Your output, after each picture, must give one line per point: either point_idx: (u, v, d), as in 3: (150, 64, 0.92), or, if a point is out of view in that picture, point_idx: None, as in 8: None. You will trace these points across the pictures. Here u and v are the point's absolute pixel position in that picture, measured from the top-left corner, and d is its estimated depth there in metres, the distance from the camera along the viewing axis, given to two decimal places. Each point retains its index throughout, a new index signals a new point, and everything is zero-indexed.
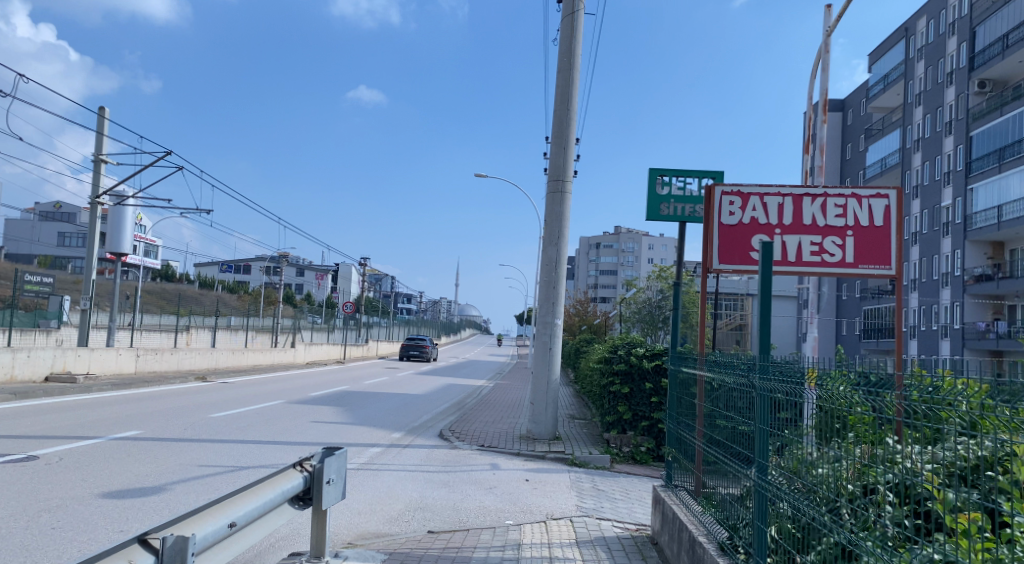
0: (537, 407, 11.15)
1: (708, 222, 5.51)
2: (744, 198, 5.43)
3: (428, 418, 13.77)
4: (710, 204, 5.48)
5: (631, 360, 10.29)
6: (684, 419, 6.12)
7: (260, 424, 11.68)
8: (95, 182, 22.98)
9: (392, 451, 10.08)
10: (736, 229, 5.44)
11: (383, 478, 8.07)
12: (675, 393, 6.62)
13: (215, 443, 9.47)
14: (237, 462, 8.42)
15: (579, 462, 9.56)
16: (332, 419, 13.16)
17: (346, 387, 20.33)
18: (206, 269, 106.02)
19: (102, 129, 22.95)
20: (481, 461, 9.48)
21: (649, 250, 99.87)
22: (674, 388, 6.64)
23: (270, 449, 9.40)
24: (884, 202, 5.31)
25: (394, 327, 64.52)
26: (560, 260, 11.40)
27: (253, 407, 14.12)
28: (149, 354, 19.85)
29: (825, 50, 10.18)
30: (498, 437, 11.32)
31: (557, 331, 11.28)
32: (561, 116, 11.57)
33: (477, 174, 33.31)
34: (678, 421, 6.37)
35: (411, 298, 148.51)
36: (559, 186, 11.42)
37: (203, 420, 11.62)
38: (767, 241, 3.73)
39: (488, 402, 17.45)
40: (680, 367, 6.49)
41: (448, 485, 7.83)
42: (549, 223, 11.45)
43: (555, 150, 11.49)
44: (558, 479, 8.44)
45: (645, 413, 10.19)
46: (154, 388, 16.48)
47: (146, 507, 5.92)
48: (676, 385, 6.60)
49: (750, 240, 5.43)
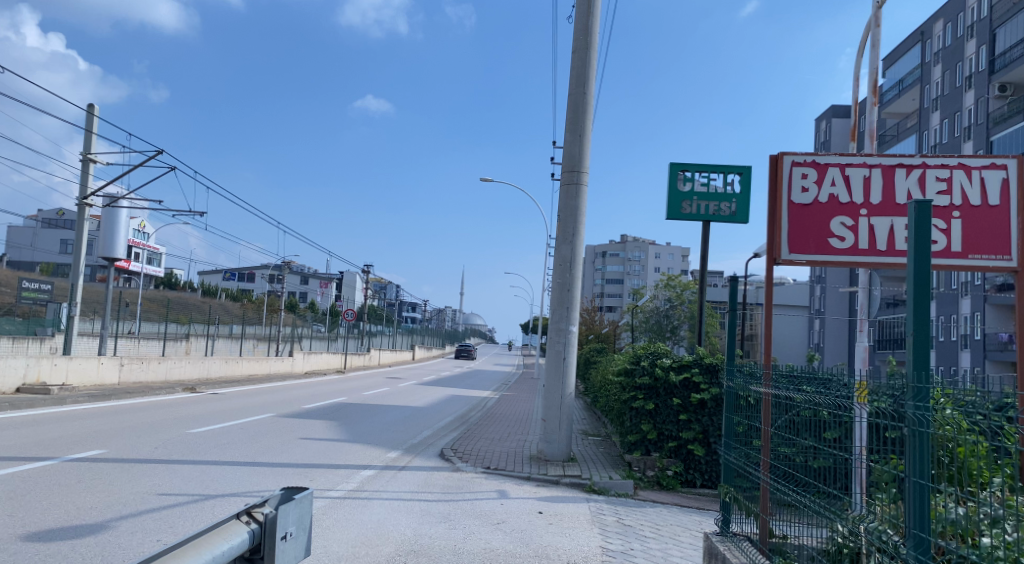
0: (549, 424, 9.99)
1: (774, 202, 4.39)
2: (821, 170, 4.32)
3: (429, 434, 12.63)
4: (777, 177, 4.37)
5: (655, 372, 9.18)
6: (747, 449, 4.96)
7: (242, 442, 10.51)
8: (84, 183, 22.04)
9: (386, 474, 8.89)
10: (810, 210, 4.32)
11: (372, 510, 6.94)
12: (731, 418, 5.46)
13: (185, 466, 8.30)
14: (204, 490, 7.26)
15: (598, 489, 8.42)
16: (324, 435, 12.01)
17: (344, 399, 19.21)
18: (210, 276, 105.45)
19: (92, 127, 22.16)
20: (487, 488, 8.30)
21: (656, 259, 98.92)
22: (729, 410, 5.45)
23: (248, 473, 8.26)
24: (1000, 174, 4.21)
25: (399, 335, 63.48)
26: (575, 259, 10.30)
27: (238, 422, 12.96)
28: (135, 364, 18.74)
29: (875, 24, 9.02)
30: (505, 458, 10.12)
31: (571, 341, 10.20)
32: (577, 100, 10.51)
33: (484, 178, 32.52)
34: (736, 451, 5.21)
35: (414, 307, 148.03)
36: (575, 178, 10.36)
37: (180, 437, 10.50)
38: (917, 205, 2.54)
39: (495, 416, 16.25)
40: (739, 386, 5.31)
41: (448, 520, 6.65)
42: (563, 217, 10.33)
43: (570, 139, 10.47)
44: (576, 511, 7.26)
45: (672, 432, 9.06)
46: (135, 400, 15.36)
47: (73, 556, 4.81)
48: (734, 408, 5.41)
49: (828, 224, 4.31)
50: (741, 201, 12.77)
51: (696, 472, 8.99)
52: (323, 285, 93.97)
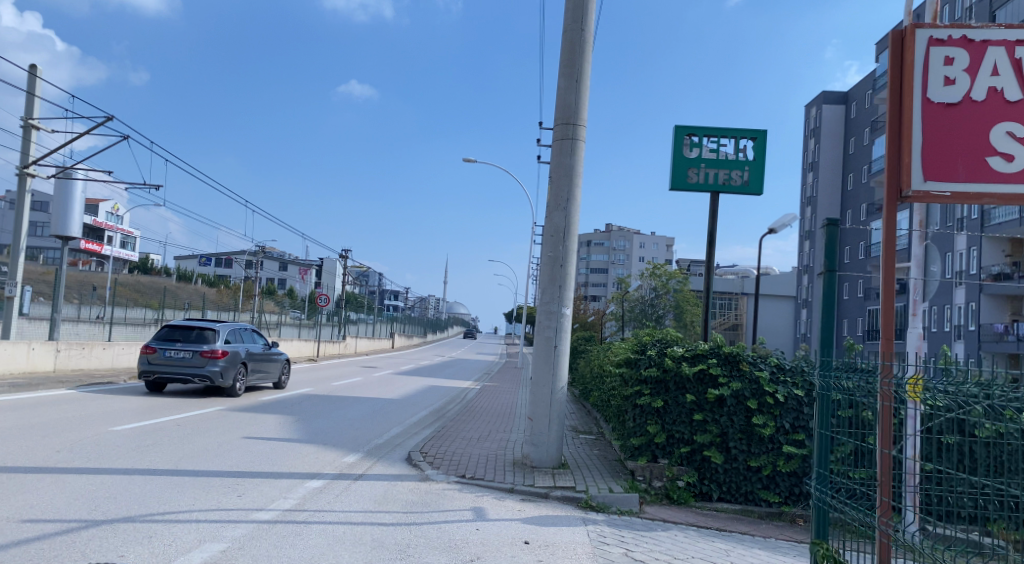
0: (536, 424, 8.40)
1: (902, 111, 3.52)
2: (968, 63, 3.42)
3: (399, 433, 11.01)
4: (905, 74, 3.48)
5: (664, 363, 7.68)
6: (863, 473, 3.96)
7: (171, 443, 8.82)
8: (25, 150, 20.02)
9: (337, 486, 7.23)
10: (957, 113, 3.42)
11: (308, 540, 5.33)
12: (827, 435, 4.24)
13: (78, 476, 6.58)
14: (90, 511, 5.57)
15: (596, 505, 6.92)
16: (272, 434, 10.30)
17: (308, 390, 17.42)
18: (185, 262, 102.69)
19: (34, 90, 20.10)
20: (460, 505, 6.71)
21: (641, 248, 97.36)
22: (823, 423, 4.28)
23: (158, 486, 6.55)
24: None
25: (379, 324, 61.63)
26: (569, 229, 8.70)
27: (177, 417, 11.20)
28: (73, 350, 16.84)
29: None
30: (482, 464, 8.53)
31: (563, 325, 8.64)
32: (573, 37, 8.81)
33: (466, 160, 31.34)
34: (839, 481, 4.16)
35: (397, 295, 146.78)
36: (569, 132, 8.75)
37: (94, 438, 8.75)
38: None
39: (475, 411, 14.70)
40: (835, 389, 4.14)
41: (405, 557, 5.03)
42: (556, 180, 8.77)
43: (565, 85, 8.85)
44: (571, 540, 5.71)
45: (684, 435, 7.59)
46: (64, 391, 13.48)
47: None
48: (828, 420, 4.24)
49: (984, 135, 3.38)
50: (754, 169, 11.22)
51: (712, 484, 7.52)
52: (303, 273, 91.52)
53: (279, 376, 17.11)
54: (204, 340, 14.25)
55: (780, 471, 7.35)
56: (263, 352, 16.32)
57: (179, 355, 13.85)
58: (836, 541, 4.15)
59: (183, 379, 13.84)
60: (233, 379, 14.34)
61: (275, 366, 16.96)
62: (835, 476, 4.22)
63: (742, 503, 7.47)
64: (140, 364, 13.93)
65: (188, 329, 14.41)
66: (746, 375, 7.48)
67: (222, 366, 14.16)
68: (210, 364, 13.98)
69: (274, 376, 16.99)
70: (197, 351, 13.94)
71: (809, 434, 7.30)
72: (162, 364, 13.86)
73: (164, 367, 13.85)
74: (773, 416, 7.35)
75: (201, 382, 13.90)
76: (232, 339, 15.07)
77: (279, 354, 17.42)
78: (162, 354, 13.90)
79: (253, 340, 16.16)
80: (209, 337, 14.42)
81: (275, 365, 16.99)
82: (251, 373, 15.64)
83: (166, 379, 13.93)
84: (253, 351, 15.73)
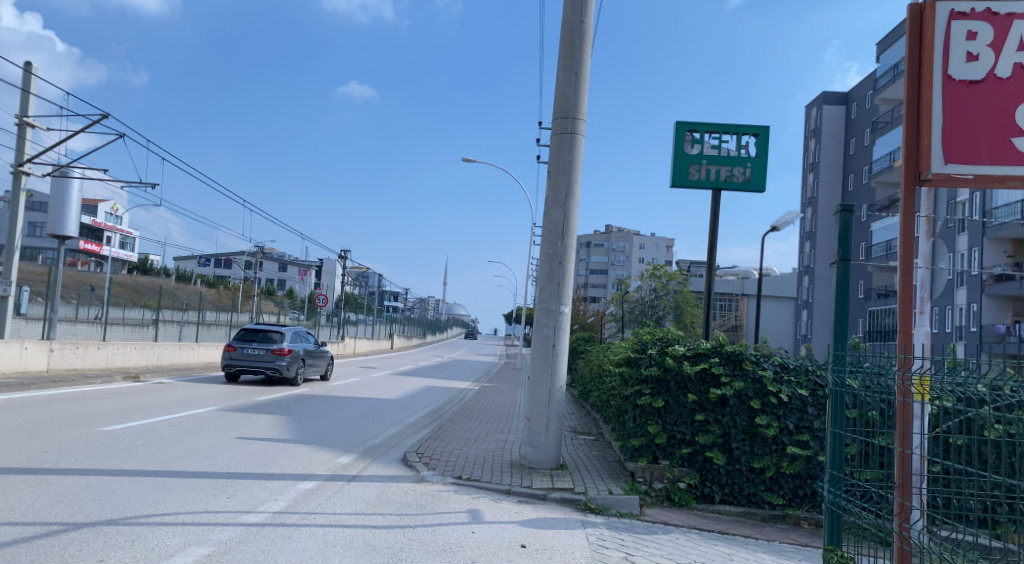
0: (534, 424, 8.23)
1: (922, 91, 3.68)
2: (989, 42, 3.57)
3: (395, 433, 10.84)
4: (924, 55, 3.64)
5: (665, 362, 7.50)
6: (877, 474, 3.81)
7: (162, 443, 8.64)
8: (21, 147, 19.85)
9: (330, 488, 7.05)
10: (979, 90, 3.59)
11: (297, 543, 5.15)
12: (840, 436, 4.10)
13: (63, 477, 6.40)
14: (72, 514, 5.39)
15: (596, 507, 6.75)
16: (266, 434, 10.12)
17: (305, 390, 17.23)
18: (184, 262, 102.35)
19: (30, 87, 19.94)
20: (456, 507, 6.53)
21: (641, 249, 97.16)
22: (836, 424, 4.13)
23: (146, 488, 6.37)
24: None
25: (378, 324, 61.42)
26: (567, 225, 8.52)
27: (170, 417, 11.03)
28: (68, 349, 16.68)
29: None
30: (479, 465, 8.36)
31: (563, 323, 8.48)
32: (572, 30, 8.65)
33: (467, 159, 31.13)
34: (853, 482, 4.02)
35: (396, 295, 146.51)
36: (568, 126, 8.58)
37: (83, 438, 8.58)
38: None
39: (473, 411, 14.53)
40: (847, 387, 4.00)
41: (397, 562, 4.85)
42: (554, 175, 8.61)
43: (564, 79, 8.69)
44: (569, 544, 5.53)
45: (685, 436, 7.42)
46: (57, 391, 13.31)
47: None
48: (841, 420, 4.10)
49: (1006, 115, 3.54)
50: (757, 165, 11.06)
51: (714, 485, 7.34)
52: (303, 274, 91.32)
53: (326, 369, 20.53)
54: (272, 339, 17.71)
55: (784, 473, 7.18)
56: (314, 348, 19.75)
57: (255, 352, 17.36)
58: (852, 549, 4.00)
59: (259, 371, 17.33)
60: (296, 371, 17.81)
61: (323, 361, 20.41)
62: (849, 478, 4.08)
63: (745, 505, 7.30)
64: (223, 360, 17.43)
65: (259, 330, 17.89)
66: (748, 374, 7.30)
67: (288, 361, 17.63)
68: (279, 359, 17.46)
69: (323, 368, 20.44)
70: (269, 349, 17.40)
71: (813, 434, 7.14)
72: (242, 359, 17.36)
73: (243, 362, 17.31)
74: (777, 416, 7.17)
75: (272, 373, 17.38)
76: (292, 339, 18.53)
77: (326, 351, 20.93)
78: (241, 351, 17.40)
79: (307, 339, 19.58)
80: (276, 337, 17.90)
81: (323, 360, 20.43)
82: (308, 366, 19.12)
83: (244, 371, 17.41)
84: (308, 348, 19.18)
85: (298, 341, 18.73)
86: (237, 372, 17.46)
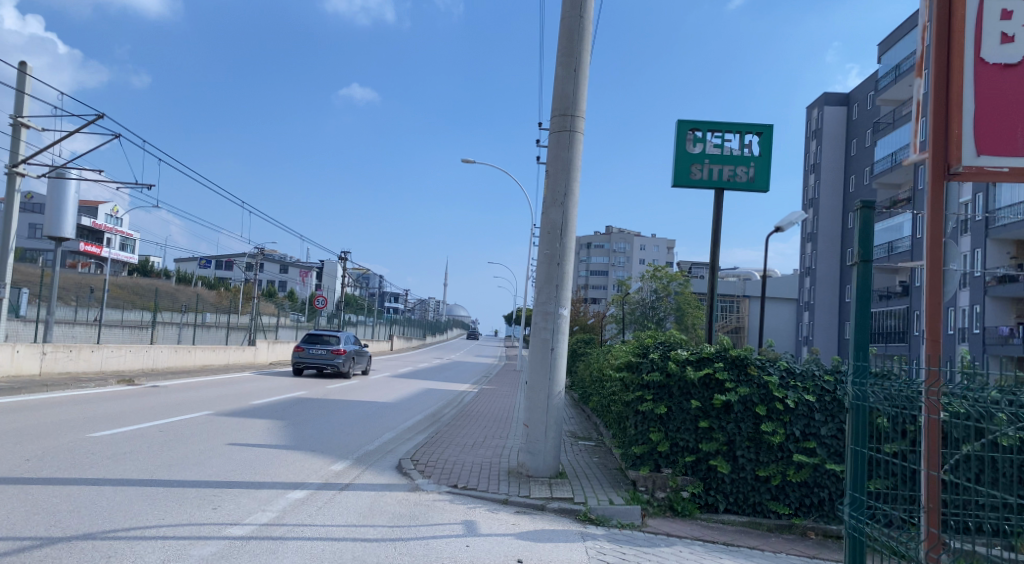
0: (532, 431, 7.99)
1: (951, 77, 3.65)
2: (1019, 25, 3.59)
3: (390, 439, 10.59)
4: (956, 39, 3.61)
5: (667, 367, 7.26)
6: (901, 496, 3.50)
7: (150, 450, 8.39)
8: (16, 149, 19.63)
9: (321, 497, 6.81)
10: (1011, 75, 3.59)
11: (282, 559, 4.89)
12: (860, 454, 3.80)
13: (43, 487, 6.15)
14: (47, 528, 5.14)
15: (595, 518, 6.51)
16: (258, 440, 9.88)
17: (301, 394, 16.97)
18: (184, 264, 102.17)
19: (24, 87, 19.73)
20: (451, 518, 6.28)
21: (641, 251, 97.00)
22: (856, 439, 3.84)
23: (128, 499, 6.11)
24: None
25: (378, 326, 61.25)
26: (566, 225, 8.28)
27: (161, 422, 10.79)
28: (61, 353, 16.48)
29: None
30: (476, 473, 8.13)
31: (562, 326, 8.25)
32: (571, 25, 8.41)
33: (466, 160, 30.88)
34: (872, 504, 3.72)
35: (397, 297, 146.37)
36: (567, 124, 8.35)
37: (69, 445, 8.33)
38: None
39: (471, 415, 14.29)
40: (868, 399, 3.71)
41: None
42: (553, 173, 8.37)
43: (562, 75, 8.45)
44: (568, 559, 5.26)
45: (688, 443, 7.18)
46: (47, 395, 13.07)
47: None
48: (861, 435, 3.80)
49: None
50: (760, 164, 10.84)
51: (718, 494, 7.09)
52: (303, 275, 91.20)
53: (366, 364, 25.58)
54: (331, 342, 22.91)
55: (790, 481, 6.94)
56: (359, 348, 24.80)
57: (319, 352, 22.56)
58: None
59: (322, 366, 22.62)
60: (350, 366, 23.03)
61: (364, 359, 25.50)
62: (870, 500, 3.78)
63: (750, 515, 7.05)
64: (294, 358, 22.47)
65: (321, 334, 23.15)
66: (753, 380, 7.07)
67: (344, 359, 22.85)
68: (336, 358, 22.67)
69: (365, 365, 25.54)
70: (329, 349, 22.65)
71: (821, 442, 6.88)
72: (309, 357, 22.64)
73: (310, 358, 22.60)
74: (783, 423, 6.94)
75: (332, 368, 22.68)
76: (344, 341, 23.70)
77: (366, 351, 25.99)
78: (308, 351, 22.68)
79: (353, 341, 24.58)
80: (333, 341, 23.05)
81: (365, 357, 25.49)
82: (355, 363, 24.29)
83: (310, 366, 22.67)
84: (355, 348, 24.26)
85: (349, 343, 23.89)
86: (304, 367, 22.66)
